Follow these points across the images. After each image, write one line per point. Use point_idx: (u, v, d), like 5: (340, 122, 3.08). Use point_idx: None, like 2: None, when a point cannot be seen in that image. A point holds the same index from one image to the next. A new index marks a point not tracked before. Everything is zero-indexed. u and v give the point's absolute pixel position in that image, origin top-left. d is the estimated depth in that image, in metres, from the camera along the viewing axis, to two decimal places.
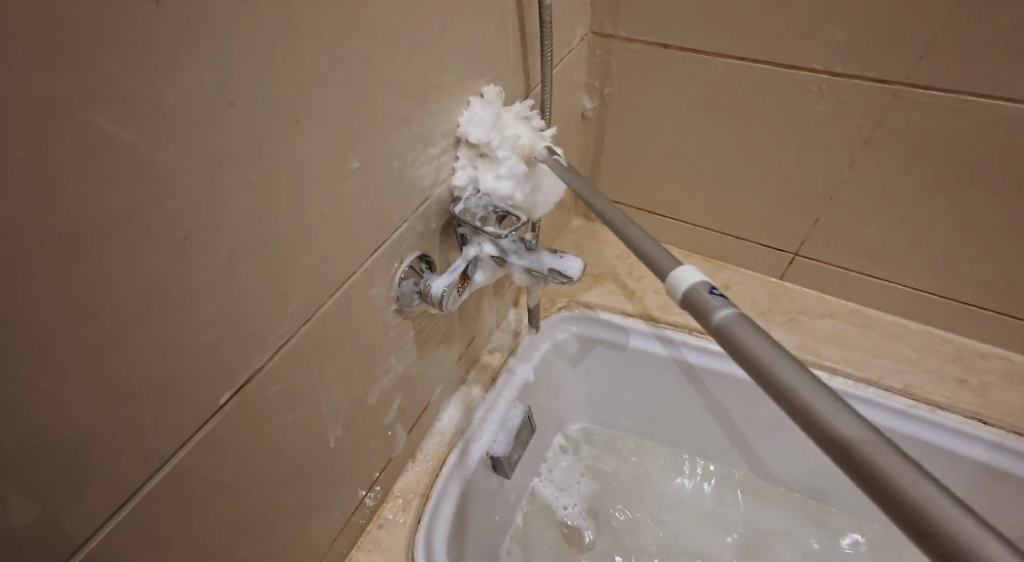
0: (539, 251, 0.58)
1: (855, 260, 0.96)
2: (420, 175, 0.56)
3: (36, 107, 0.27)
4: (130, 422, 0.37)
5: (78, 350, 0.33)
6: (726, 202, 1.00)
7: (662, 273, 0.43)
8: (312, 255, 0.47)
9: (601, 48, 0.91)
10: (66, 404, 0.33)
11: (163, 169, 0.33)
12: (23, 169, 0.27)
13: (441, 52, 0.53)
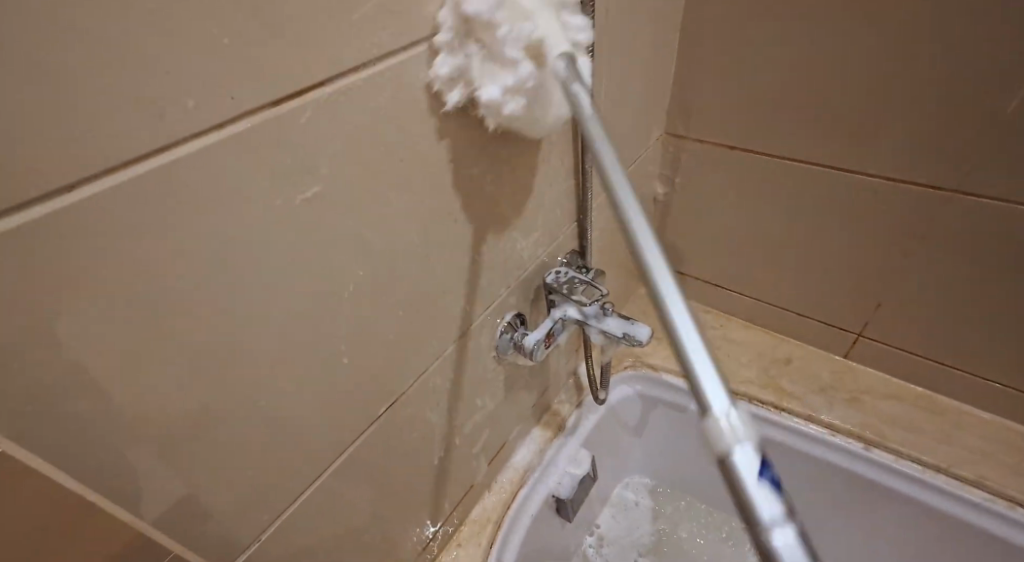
0: (614, 317, 0.69)
1: (918, 345, 1.01)
2: (526, 253, 0.69)
3: (303, 216, 0.42)
4: (313, 427, 0.51)
5: (294, 373, 0.47)
6: (790, 281, 1.08)
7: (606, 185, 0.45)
8: (442, 313, 0.60)
9: (673, 146, 1.05)
10: (280, 409, 0.47)
11: (361, 250, 0.48)
12: (291, 254, 0.42)
13: (550, 159, 0.66)
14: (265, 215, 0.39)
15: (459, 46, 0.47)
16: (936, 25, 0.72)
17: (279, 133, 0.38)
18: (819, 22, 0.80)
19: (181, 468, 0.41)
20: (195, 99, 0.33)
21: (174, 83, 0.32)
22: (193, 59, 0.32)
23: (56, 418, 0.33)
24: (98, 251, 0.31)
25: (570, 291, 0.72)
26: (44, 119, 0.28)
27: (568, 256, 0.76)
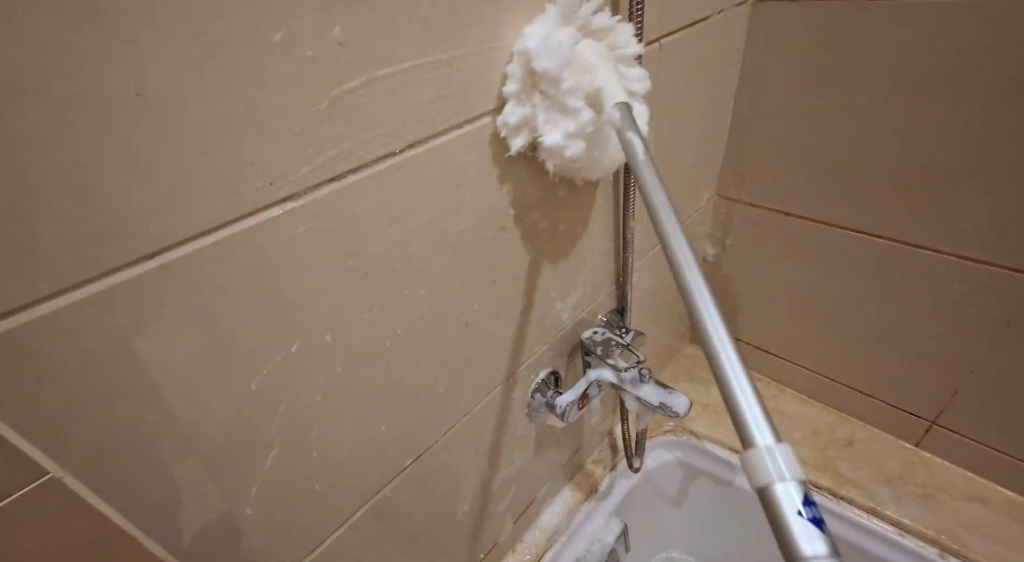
0: (651, 385, 0.67)
1: (1001, 441, 0.92)
2: (562, 314, 0.69)
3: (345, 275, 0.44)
4: (340, 476, 0.52)
5: (327, 421, 0.48)
6: (852, 356, 1.02)
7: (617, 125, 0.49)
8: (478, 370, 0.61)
9: (725, 207, 1.03)
10: (309, 456, 0.48)
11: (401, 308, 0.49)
12: (331, 310, 0.44)
13: (592, 222, 0.66)
14: (322, 274, 0.42)
15: (527, 97, 0.49)
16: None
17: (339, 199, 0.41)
18: (888, 98, 0.78)
19: (213, 504, 0.42)
20: (264, 177, 0.36)
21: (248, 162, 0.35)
22: (264, 141, 0.35)
23: (119, 454, 0.36)
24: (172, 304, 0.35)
25: (605, 353, 0.71)
26: (137, 195, 0.31)
27: (607, 315, 0.76)
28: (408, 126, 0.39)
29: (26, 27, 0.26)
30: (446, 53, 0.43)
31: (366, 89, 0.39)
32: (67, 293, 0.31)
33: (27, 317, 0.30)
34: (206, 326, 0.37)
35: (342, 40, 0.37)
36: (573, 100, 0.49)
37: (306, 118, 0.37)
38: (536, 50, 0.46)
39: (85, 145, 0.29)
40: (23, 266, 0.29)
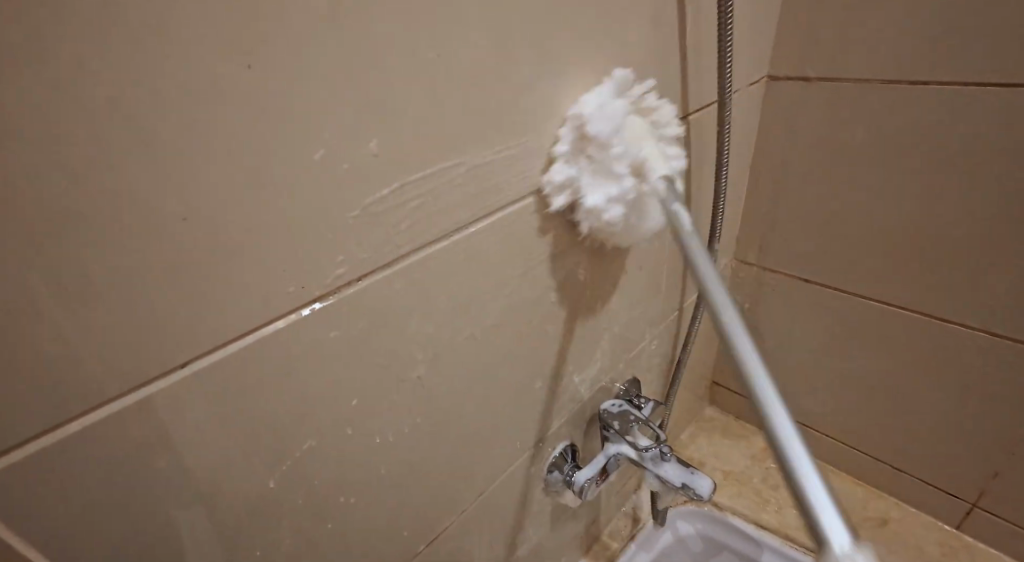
0: (672, 465, 0.66)
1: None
2: (580, 385, 0.67)
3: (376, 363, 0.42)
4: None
5: (351, 511, 0.46)
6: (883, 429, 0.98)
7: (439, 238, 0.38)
8: (500, 446, 0.59)
9: (743, 272, 1.02)
10: (330, 546, 0.46)
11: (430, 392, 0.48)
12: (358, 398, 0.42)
13: (614, 294, 0.65)
14: (345, 371, 0.40)
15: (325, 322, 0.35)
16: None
17: (372, 294, 0.39)
18: (914, 177, 0.76)
19: None
20: (292, 280, 0.35)
21: (279, 270, 0.34)
22: (297, 248, 0.34)
23: None
24: (200, 411, 0.34)
25: (624, 428, 0.68)
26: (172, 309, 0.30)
27: (625, 385, 0.75)
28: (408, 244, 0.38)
29: (66, 154, 0.25)
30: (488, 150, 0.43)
31: (397, 193, 0.38)
32: (97, 413, 0.29)
33: (50, 441, 0.28)
34: (229, 432, 0.35)
35: (378, 149, 0.36)
36: (622, 167, 0.49)
37: (339, 224, 0.36)
38: (591, 115, 0.48)
39: (123, 267, 0.28)
40: (50, 391, 0.28)
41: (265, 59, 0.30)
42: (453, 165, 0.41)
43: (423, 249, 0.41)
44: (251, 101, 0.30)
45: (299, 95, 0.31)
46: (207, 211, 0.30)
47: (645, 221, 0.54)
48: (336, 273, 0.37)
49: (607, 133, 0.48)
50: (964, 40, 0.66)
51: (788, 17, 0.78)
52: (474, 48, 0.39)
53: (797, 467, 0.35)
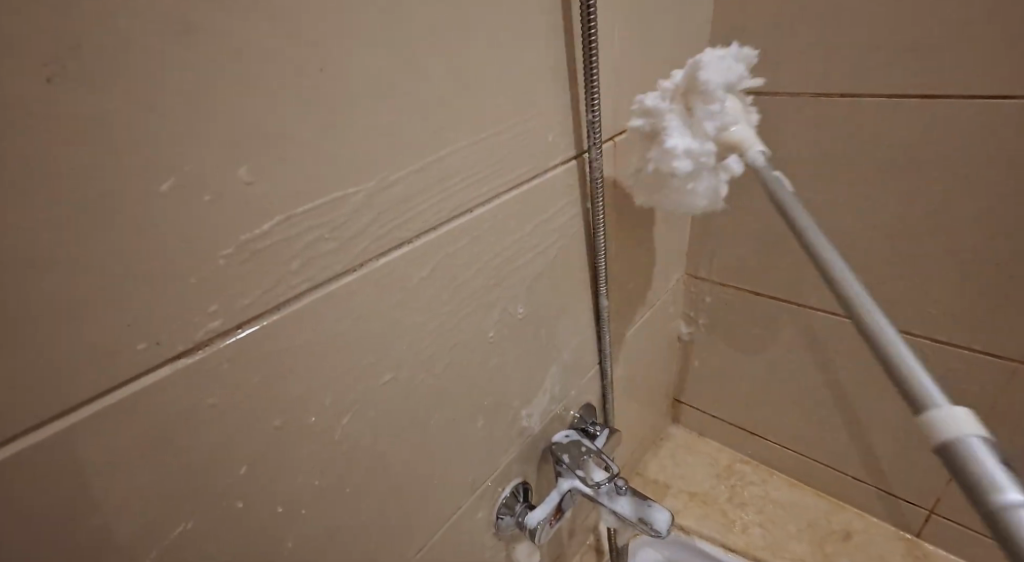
0: (628, 499, 0.62)
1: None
2: (533, 420, 0.61)
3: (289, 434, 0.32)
4: None
5: None
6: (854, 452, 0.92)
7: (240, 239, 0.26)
8: (449, 499, 0.52)
9: (695, 287, 0.99)
10: None
11: None
12: (266, 475, 0.32)
13: (568, 323, 0.60)
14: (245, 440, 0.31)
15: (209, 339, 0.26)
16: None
17: (280, 346, 0.30)
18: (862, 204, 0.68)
19: None
20: (145, 336, 0.24)
21: (141, 343, 0.24)
22: (140, 291, 0.24)
23: None
24: (38, 524, 0.24)
25: (576, 462, 0.63)
26: None
27: (580, 411, 0.70)
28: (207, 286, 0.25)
29: None
30: (413, 166, 0.33)
31: (282, 227, 0.28)
32: None
33: None
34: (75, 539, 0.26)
35: (250, 176, 0.26)
36: (709, 126, 0.55)
37: (206, 266, 0.25)
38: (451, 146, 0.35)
39: None
40: None
41: (91, 34, 0.20)
42: (354, 192, 0.30)
43: (323, 289, 0.31)
44: (55, 101, 0.20)
45: (136, 120, 0.22)
46: (41, 265, 0.21)
47: (689, 200, 0.60)
48: (208, 329, 0.26)
49: (715, 85, 0.54)
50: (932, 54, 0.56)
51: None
52: (380, 55, 0.29)
53: (993, 482, 0.25)
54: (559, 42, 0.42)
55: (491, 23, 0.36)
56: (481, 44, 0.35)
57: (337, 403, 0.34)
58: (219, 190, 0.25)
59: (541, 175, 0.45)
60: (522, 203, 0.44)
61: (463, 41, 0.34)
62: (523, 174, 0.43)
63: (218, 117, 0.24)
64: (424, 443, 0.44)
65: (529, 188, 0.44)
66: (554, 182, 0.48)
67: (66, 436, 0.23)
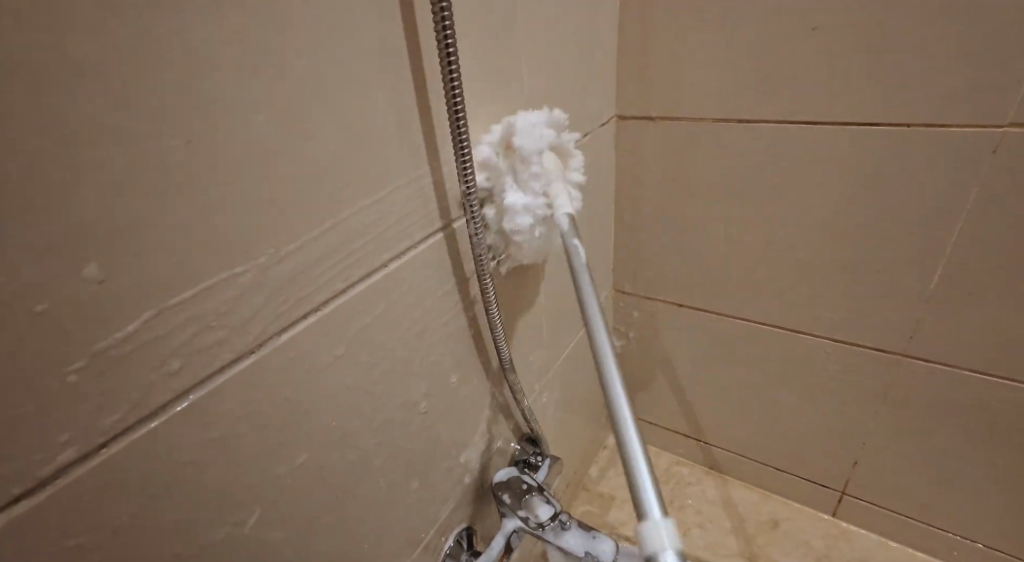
0: (573, 532, 0.58)
1: (936, 517, 0.86)
2: (470, 462, 0.57)
3: (181, 554, 0.27)
4: None
5: None
6: (785, 451, 0.93)
7: (88, 348, 0.21)
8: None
9: (623, 302, 0.93)
10: None
11: None
12: None
13: (498, 360, 0.56)
14: None
15: (61, 474, 0.21)
16: (933, 227, 0.61)
17: (155, 459, 0.25)
18: (775, 213, 0.69)
19: None
20: None
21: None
22: None
23: None
24: None
25: (517, 500, 0.60)
26: None
27: (521, 443, 0.67)
28: (94, 375, 0.22)
29: None
30: (314, 229, 0.30)
31: (156, 323, 0.23)
32: None
33: None
34: None
35: (101, 273, 0.21)
36: (536, 183, 0.46)
37: (49, 387, 0.20)
38: (372, 190, 0.33)
39: None
40: None
41: None
42: (241, 272, 0.26)
43: (209, 386, 0.26)
44: None
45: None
46: None
47: (550, 241, 0.51)
48: (59, 462, 0.21)
49: (530, 147, 0.46)
50: (826, 76, 0.58)
51: (631, 30, 0.67)
52: (256, 121, 0.25)
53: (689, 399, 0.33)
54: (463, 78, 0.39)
55: (389, 71, 0.32)
56: (378, 88, 0.32)
57: (237, 501, 0.30)
58: (52, 293, 0.20)
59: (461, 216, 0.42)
60: (439, 246, 0.41)
61: (357, 87, 0.30)
62: (439, 219, 0.40)
63: (59, 214, 0.20)
64: (348, 518, 0.40)
65: (446, 236, 0.41)
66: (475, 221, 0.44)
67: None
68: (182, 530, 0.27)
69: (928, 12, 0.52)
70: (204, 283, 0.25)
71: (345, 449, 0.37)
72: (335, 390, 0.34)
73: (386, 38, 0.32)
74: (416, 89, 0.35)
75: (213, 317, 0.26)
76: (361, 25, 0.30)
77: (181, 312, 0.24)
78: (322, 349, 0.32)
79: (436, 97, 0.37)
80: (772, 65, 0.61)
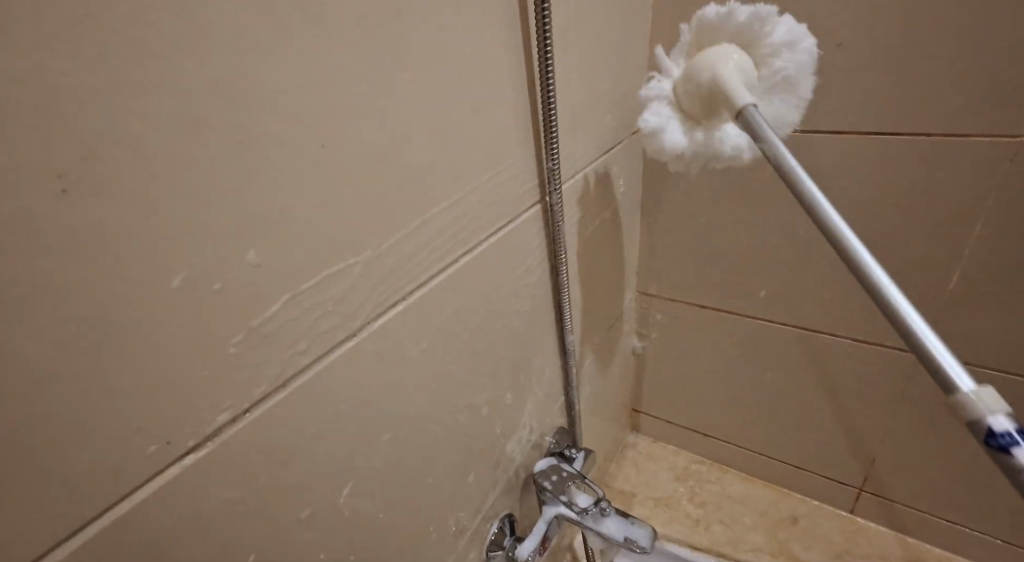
0: (612, 518, 0.61)
1: (951, 512, 0.88)
2: (513, 453, 0.60)
3: (291, 517, 0.30)
4: None
5: None
6: (804, 447, 0.96)
7: (244, 321, 0.25)
8: (441, 549, 0.49)
9: (646, 304, 0.95)
10: None
11: None
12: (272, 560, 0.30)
13: (540, 356, 0.59)
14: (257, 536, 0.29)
15: (221, 429, 0.25)
16: (952, 229, 0.64)
17: (281, 428, 0.28)
18: (797, 215, 0.73)
19: None
20: (156, 437, 0.22)
21: (162, 444, 0.23)
22: (154, 394, 0.22)
23: None
24: None
25: (559, 487, 0.62)
26: None
27: (555, 436, 0.69)
28: (247, 347, 0.25)
29: None
30: (406, 226, 0.33)
31: (290, 305, 0.27)
32: None
33: None
34: None
35: (257, 259, 0.25)
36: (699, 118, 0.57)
37: (218, 354, 0.24)
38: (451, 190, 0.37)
39: None
40: None
41: (111, 141, 0.19)
42: (352, 263, 0.30)
43: (325, 362, 0.30)
44: (66, 212, 0.18)
45: (161, 218, 0.21)
46: (63, 376, 0.19)
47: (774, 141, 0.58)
48: (218, 421, 0.25)
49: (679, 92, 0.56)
50: (850, 86, 0.62)
51: (660, 45, 0.70)
52: (370, 132, 0.29)
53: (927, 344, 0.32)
54: (524, 93, 0.43)
55: (469, 86, 0.36)
56: (460, 100, 0.36)
57: (333, 474, 0.33)
58: (221, 274, 0.23)
59: (516, 217, 0.46)
60: (499, 242, 0.44)
61: (445, 103, 0.34)
62: (501, 217, 0.44)
63: (231, 209, 0.23)
64: (414, 498, 0.42)
65: (503, 235, 0.45)
66: (528, 221, 0.48)
67: (96, 551, 0.21)
68: (293, 494, 0.30)
69: (946, 28, 0.55)
70: (325, 272, 0.28)
71: (417, 432, 0.40)
72: (410, 379, 0.37)
73: (470, 56, 0.36)
74: (489, 102, 0.39)
75: (331, 301, 0.29)
76: (449, 49, 0.34)
77: (310, 294, 0.28)
78: (405, 336, 0.36)
79: (505, 107, 0.41)
80: None
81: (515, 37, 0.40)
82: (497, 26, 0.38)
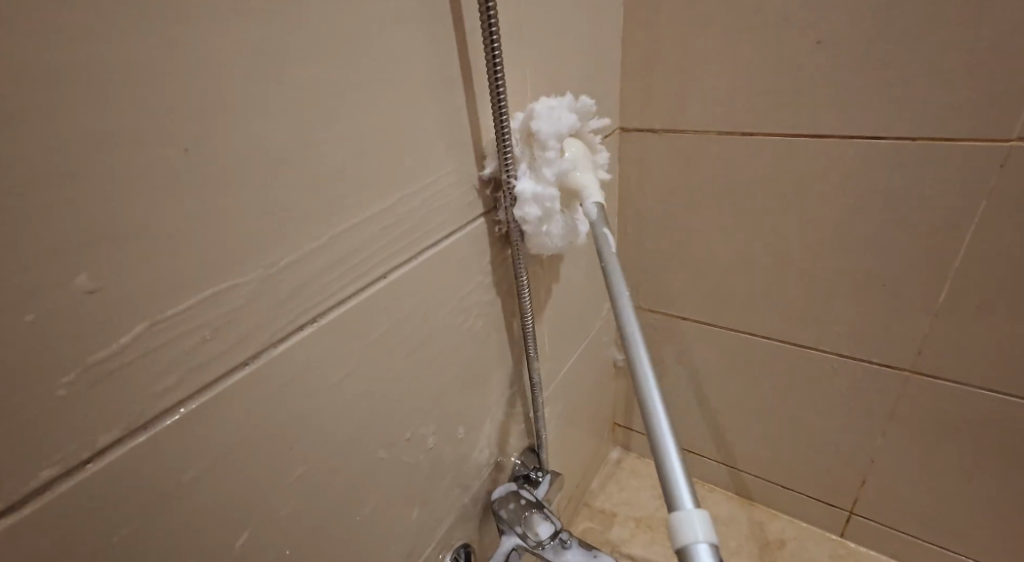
0: (574, 550, 0.57)
1: (942, 537, 0.84)
2: (470, 478, 0.56)
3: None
4: None
5: None
6: (790, 466, 0.92)
7: (74, 357, 0.21)
8: None
9: (626, 316, 0.92)
10: None
11: None
12: None
13: (500, 373, 0.55)
14: None
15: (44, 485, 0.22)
16: (941, 241, 0.61)
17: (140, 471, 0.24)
18: (779, 225, 0.69)
19: None
20: None
21: None
22: None
23: None
24: None
25: (516, 517, 0.58)
26: None
27: (521, 457, 0.65)
28: (79, 389, 0.22)
29: None
30: (316, 238, 0.30)
31: (150, 335, 0.23)
32: None
33: None
34: None
35: (93, 283, 0.21)
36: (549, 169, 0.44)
37: (37, 399, 0.21)
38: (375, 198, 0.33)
39: None
40: None
41: None
42: (242, 281, 0.26)
43: (208, 396, 0.26)
44: None
45: None
46: None
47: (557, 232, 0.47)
48: (42, 477, 0.21)
49: (548, 132, 0.43)
50: (829, 90, 0.58)
51: (635, 46, 0.67)
52: (258, 129, 0.26)
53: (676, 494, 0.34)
54: (467, 89, 0.39)
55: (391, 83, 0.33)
56: (382, 97, 0.32)
57: (226, 515, 0.29)
58: (35, 304, 0.20)
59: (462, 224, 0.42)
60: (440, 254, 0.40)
61: (361, 99, 0.31)
62: (443, 226, 0.40)
63: (51, 225, 0.20)
64: (342, 533, 0.38)
65: (447, 246, 0.41)
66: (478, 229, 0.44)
67: None
68: (168, 540, 0.26)
69: (929, 29, 0.52)
70: (200, 294, 0.25)
71: (341, 462, 0.36)
72: (330, 404, 0.34)
73: (393, 47, 0.32)
74: (422, 100, 0.35)
75: (212, 326, 0.26)
76: (365, 37, 0.30)
77: (178, 321, 0.24)
78: (320, 357, 0.32)
79: (443, 105, 0.37)
80: (775, 80, 0.61)
81: (449, 29, 0.36)
82: (429, 15, 0.34)
